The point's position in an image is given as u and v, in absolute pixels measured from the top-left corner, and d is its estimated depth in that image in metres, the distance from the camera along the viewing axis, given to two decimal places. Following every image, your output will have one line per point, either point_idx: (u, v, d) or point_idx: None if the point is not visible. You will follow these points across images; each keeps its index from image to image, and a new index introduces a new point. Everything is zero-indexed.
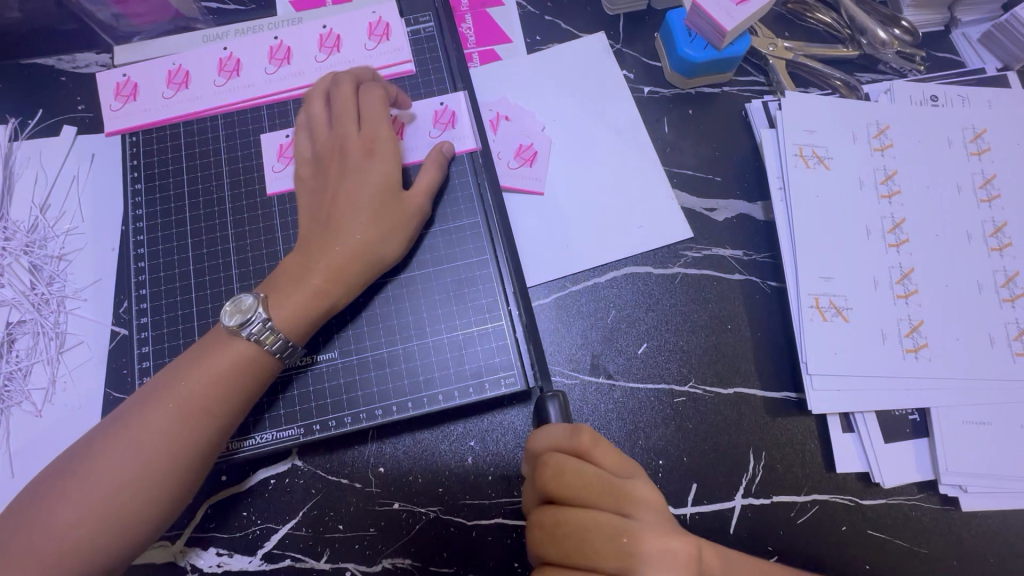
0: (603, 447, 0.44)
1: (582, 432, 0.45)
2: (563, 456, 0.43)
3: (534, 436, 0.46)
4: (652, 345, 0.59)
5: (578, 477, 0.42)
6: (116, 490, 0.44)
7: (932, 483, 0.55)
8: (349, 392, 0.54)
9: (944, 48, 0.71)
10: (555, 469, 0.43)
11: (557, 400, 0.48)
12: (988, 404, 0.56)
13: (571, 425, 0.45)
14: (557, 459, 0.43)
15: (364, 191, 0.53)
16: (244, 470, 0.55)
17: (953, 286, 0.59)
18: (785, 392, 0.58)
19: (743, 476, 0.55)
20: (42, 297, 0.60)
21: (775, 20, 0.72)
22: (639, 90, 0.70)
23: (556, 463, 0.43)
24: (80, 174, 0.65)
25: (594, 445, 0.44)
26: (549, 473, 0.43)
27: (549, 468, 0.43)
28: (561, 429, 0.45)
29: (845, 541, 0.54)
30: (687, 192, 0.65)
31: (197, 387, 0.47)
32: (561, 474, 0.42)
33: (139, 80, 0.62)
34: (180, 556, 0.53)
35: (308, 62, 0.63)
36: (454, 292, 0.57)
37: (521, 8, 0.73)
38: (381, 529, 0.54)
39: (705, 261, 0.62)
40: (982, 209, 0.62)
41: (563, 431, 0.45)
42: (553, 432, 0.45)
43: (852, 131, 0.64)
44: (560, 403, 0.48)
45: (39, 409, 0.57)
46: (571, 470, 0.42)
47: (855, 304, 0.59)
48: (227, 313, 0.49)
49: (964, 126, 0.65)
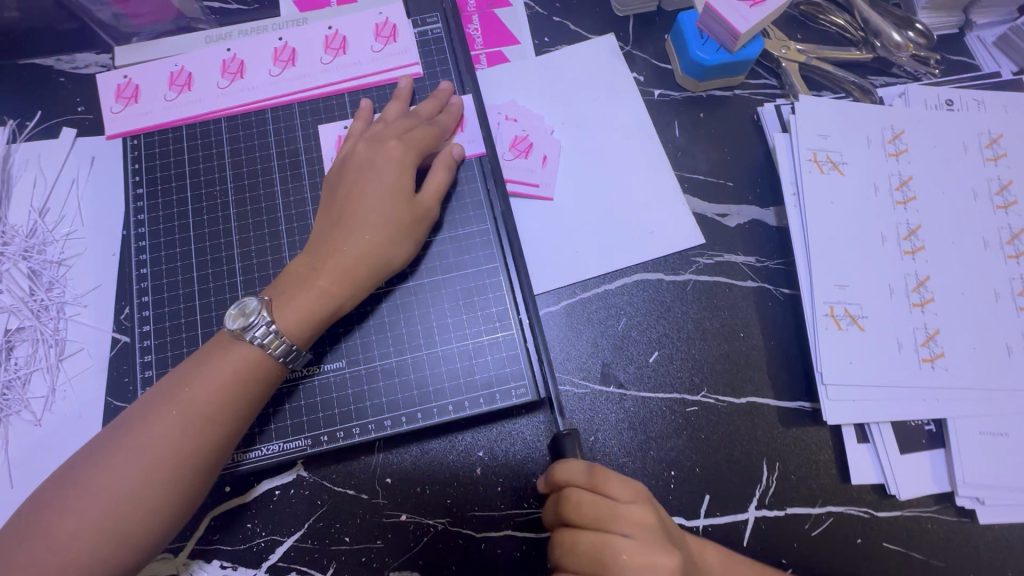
0: (615, 480, 0.44)
1: (598, 472, 0.44)
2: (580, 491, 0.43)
3: (552, 465, 0.45)
4: (664, 353, 0.58)
5: (593, 510, 0.43)
6: (118, 501, 0.43)
7: (949, 495, 0.54)
8: (356, 402, 0.53)
9: (959, 50, 0.70)
10: (573, 502, 0.43)
11: (573, 437, 0.47)
12: (1005, 415, 0.55)
13: (588, 464, 0.44)
14: (574, 494, 0.43)
15: (370, 193, 0.52)
16: (248, 481, 0.54)
17: (970, 294, 0.58)
18: (799, 402, 0.57)
19: (756, 487, 0.54)
20: (41, 304, 0.59)
21: (788, 22, 0.71)
22: (649, 93, 0.69)
23: (575, 496, 0.43)
24: (79, 177, 0.63)
25: (606, 479, 0.44)
26: (567, 506, 0.43)
27: (567, 499, 0.43)
28: (578, 467, 0.44)
29: (861, 554, 0.53)
30: (699, 197, 0.64)
31: (203, 395, 0.46)
32: (576, 509, 0.43)
33: (140, 81, 0.61)
34: (183, 569, 0.52)
35: (313, 64, 0.62)
36: (463, 300, 0.56)
37: (528, 9, 0.72)
38: (388, 542, 0.53)
39: (717, 268, 0.61)
40: (998, 216, 0.61)
41: (580, 468, 0.44)
42: (573, 467, 0.44)
43: (867, 136, 0.63)
44: (574, 440, 0.48)
45: (38, 418, 0.56)
46: (587, 506, 0.43)
47: (870, 312, 0.58)
48: (230, 316, 0.48)
49: (980, 131, 0.64)
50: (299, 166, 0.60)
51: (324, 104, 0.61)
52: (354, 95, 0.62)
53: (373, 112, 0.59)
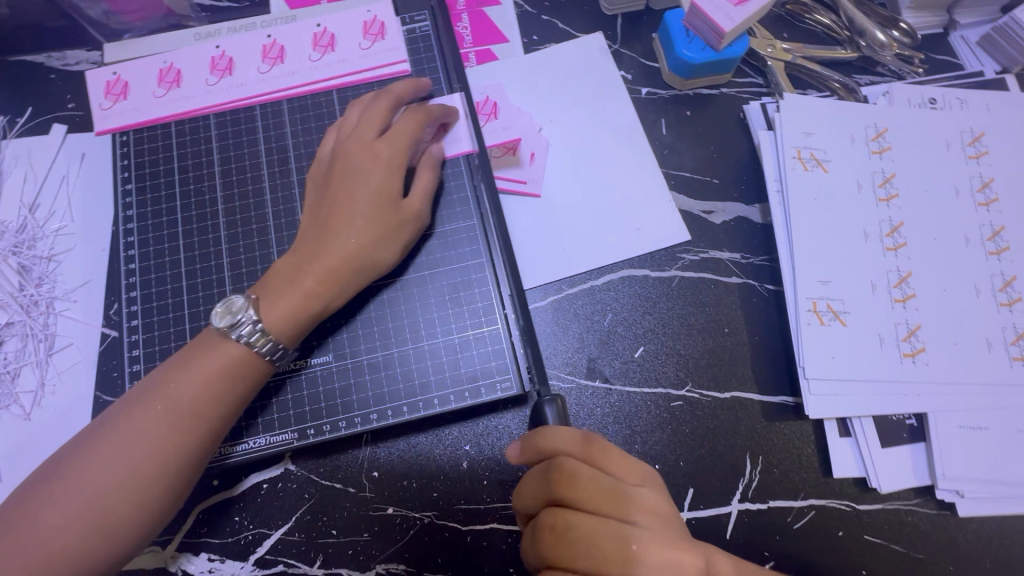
0: (613, 455, 0.45)
1: (594, 442, 0.44)
2: (577, 461, 0.43)
3: (543, 432, 0.44)
4: (649, 349, 0.59)
5: (591, 484, 0.42)
6: (104, 495, 0.43)
7: (929, 488, 0.55)
8: (343, 397, 0.54)
9: (943, 50, 0.71)
10: (569, 475, 0.42)
11: (555, 403, 0.47)
12: (985, 409, 0.56)
13: (583, 432, 0.45)
14: (571, 464, 0.42)
15: (356, 190, 0.53)
16: (236, 475, 0.54)
17: (951, 290, 0.59)
18: (783, 397, 0.58)
19: (740, 481, 0.55)
20: (31, 299, 0.59)
21: (774, 21, 0.72)
22: (637, 91, 0.69)
23: (571, 467, 0.42)
24: (69, 174, 0.64)
25: (603, 452, 0.44)
26: (561, 477, 0.42)
27: (562, 471, 0.42)
28: (574, 435, 0.44)
29: (842, 546, 0.53)
30: (685, 195, 0.65)
31: (189, 391, 0.46)
32: (574, 479, 0.42)
33: (129, 78, 0.61)
34: (171, 562, 0.52)
35: (302, 62, 0.62)
36: (450, 295, 0.56)
37: (517, 7, 0.73)
38: (375, 535, 0.53)
39: (702, 265, 0.62)
40: (980, 213, 0.62)
41: (576, 437, 0.44)
42: (567, 436, 0.44)
43: (851, 134, 0.64)
44: (558, 407, 0.47)
45: (27, 412, 0.56)
46: (585, 476, 0.42)
47: (852, 308, 0.58)
48: (216, 315, 0.48)
49: (962, 129, 0.64)
50: (288, 162, 0.60)
51: (313, 102, 0.62)
52: (343, 92, 0.62)
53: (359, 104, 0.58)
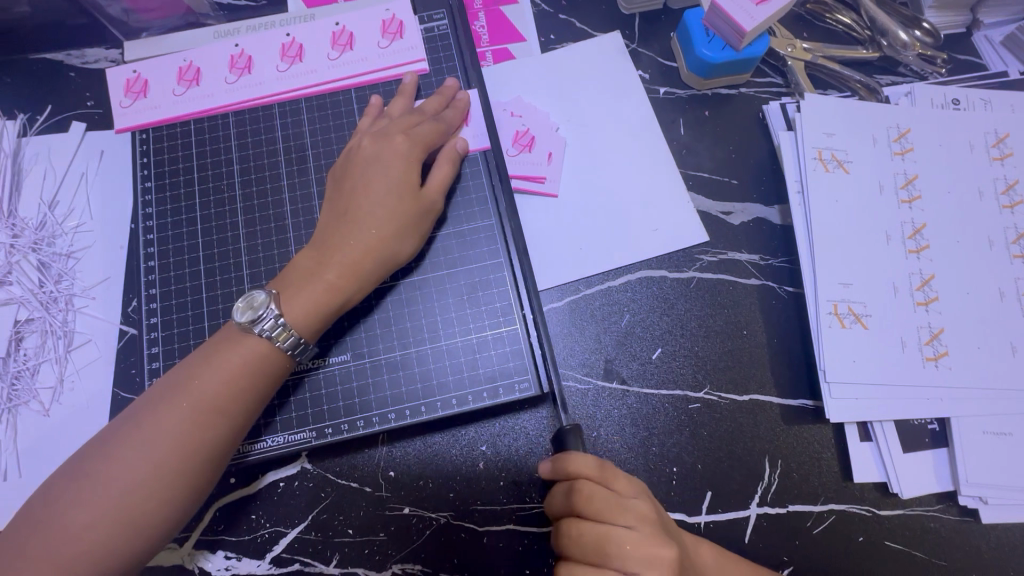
0: (626, 478, 0.45)
1: (610, 467, 0.45)
2: (594, 484, 0.43)
3: (567, 458, 0.45)
4: (667, 350, 0.58)
5: (606, 504, 0.42)
6: (130, 492, 0.43)
7: (951, 494, 0.54)
8: (360, 395, 0.54)
9: (966, 50, 0.70)
10: (586, 495, 0.43)
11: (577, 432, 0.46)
12: (1009, 415, 0.55)
13: (599, 458, 0.45)
14: (588, 486, 0.43)
15: (378, 187, 0.52)
16: (254, 472, 0.54)
17: (974, 294, 0.58)
18: (802, 400, 0.57)
19: (758, 485, 0.54)
20: (50, 295, 0.60)
21: (794, 21, 0.71)
22: (655, 91, 0.69)
23: (588, 489, 0.43)
24: (88, 171, 0.64)
25: (618, 475, 0.45)
26: (580, 499, 0.43)
27: (580, 493, 0.43)
28: (591, 461, 0.45)
29: (862, 552, 0.53)
30: (703, 195, 0.64)
31: (211, 387, 0.46)
32: (591, 500, 0.43)
33: (149, 76, 0.62)
34: (188, 559, 0.53)
35: (321, 60, 0.62)
36: (467, 294, 0.56)
37: (534, 6, 0.72)
38: (391, 535, 0.53)
39: (720, 266, 0.62)
40: (1004, 216, 0.61)
41: (593, 463, 0.45)
42: (583, 458, 0.45)
43: (873, 134, 0.63)
44: (579, 435, 0.47)
45: (46, 408, 0.56)
46: (602, 499, 0.43)
47: (873, 311, 0.58)
48: (238, 310, 0.48)
49: (986, 130, 0.63)
50: (305, 161, 0.60)
51: (331, 100, 0.62)
52: (361, 90, 0.62)
53: (381, 109, 0.59)
